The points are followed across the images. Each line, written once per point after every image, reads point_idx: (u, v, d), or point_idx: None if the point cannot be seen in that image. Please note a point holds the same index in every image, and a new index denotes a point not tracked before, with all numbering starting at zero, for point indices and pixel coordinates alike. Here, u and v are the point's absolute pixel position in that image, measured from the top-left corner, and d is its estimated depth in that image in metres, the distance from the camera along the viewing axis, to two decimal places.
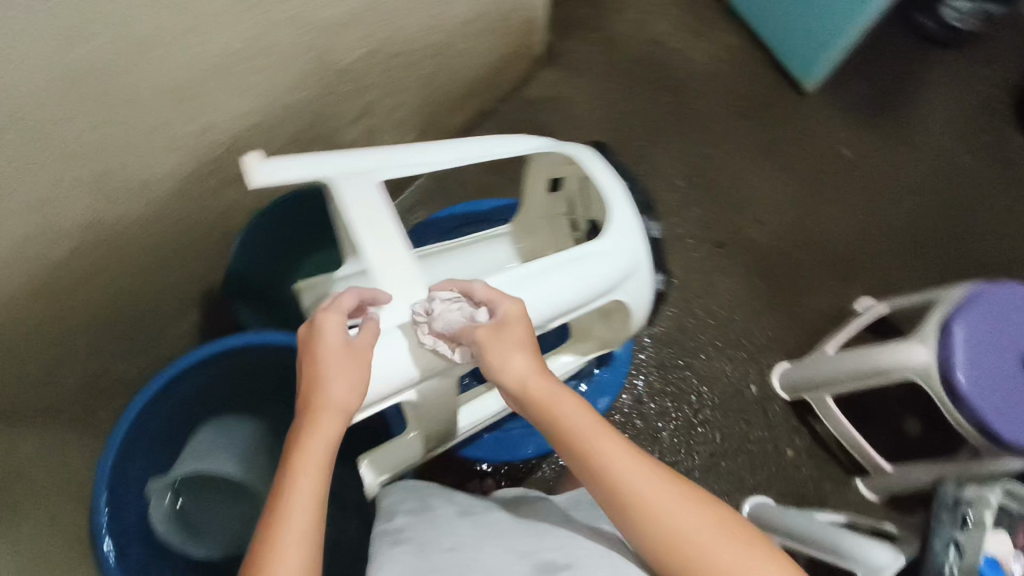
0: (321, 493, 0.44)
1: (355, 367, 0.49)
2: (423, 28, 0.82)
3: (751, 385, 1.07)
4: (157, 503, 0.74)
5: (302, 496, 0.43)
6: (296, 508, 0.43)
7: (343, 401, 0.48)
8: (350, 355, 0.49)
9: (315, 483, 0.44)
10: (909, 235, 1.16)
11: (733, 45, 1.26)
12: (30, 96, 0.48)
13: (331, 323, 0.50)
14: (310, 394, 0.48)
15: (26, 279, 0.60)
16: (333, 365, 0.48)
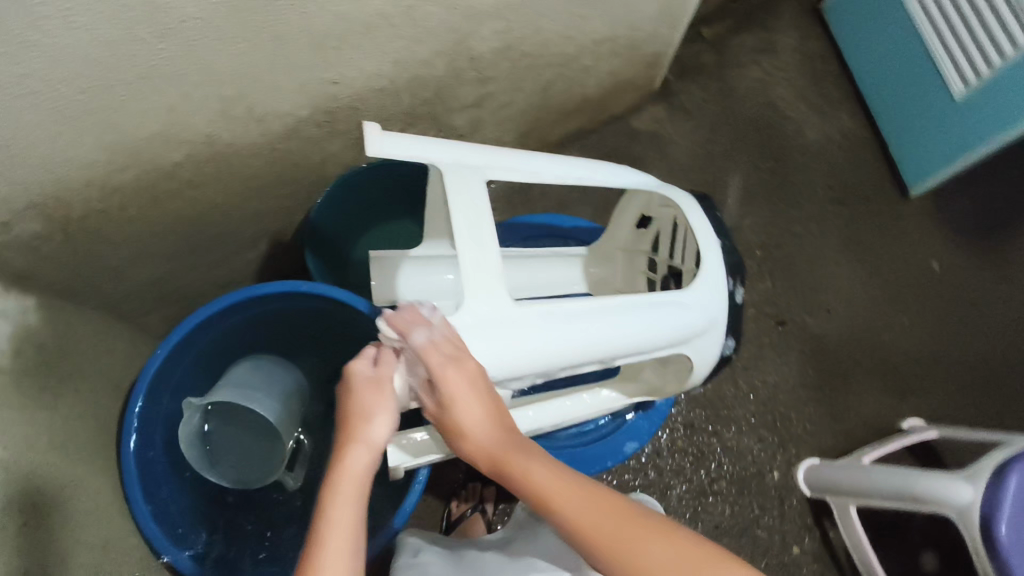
0: (355, 519, 0.47)
1: (388, 397, 0.51)
2: (557, 36, 0.83)
3: (774, 471, 1.04)
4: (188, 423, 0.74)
5: (339, 522, 0.46)
6: (333, 531, 0.45)
7: (378, 434, 0.50)
8: (380, 389, 0.51)
9: (351, 509, 0.47)
10: (978, 369, 1.11)
11: (848, 130, 1.23)
12: (192, 11, 0.50)
13: (355, 368, 0.52)
14: (347, 425, 0.51)
15: (133, 173, 0.63)
16: (366, 400, 0.51)
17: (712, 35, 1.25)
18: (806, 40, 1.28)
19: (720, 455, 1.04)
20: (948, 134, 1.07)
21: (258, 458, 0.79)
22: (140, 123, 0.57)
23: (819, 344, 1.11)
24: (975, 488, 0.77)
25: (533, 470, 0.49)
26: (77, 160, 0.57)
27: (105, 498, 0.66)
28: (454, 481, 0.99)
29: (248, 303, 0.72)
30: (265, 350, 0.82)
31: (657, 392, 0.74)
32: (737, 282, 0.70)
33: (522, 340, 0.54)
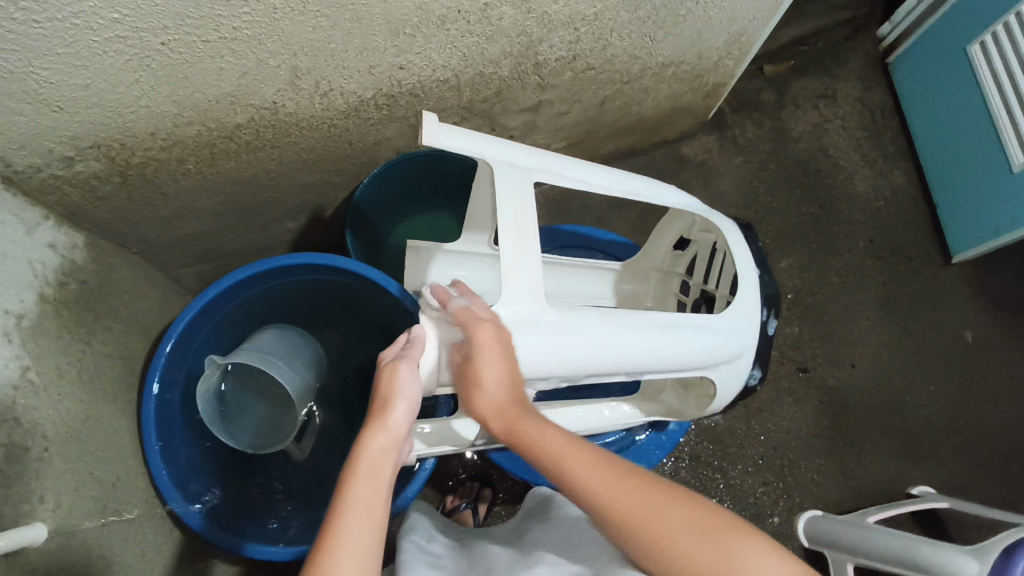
0: (375, 502, 0.45)
1: (405, 378, 0.51)
2: (624, 53, 0.83)
3: (774, 516, 1.03)
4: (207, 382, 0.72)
5: (355, 501, 0.44)
6: (350, 511, 0.43)
7: (398, 423, 0.49)
8: (395, 372, 0.51)
9: (370, 489, 0.45)
10: (998, 448, 1.09)
11: (898, 187, 1.22)
12: None
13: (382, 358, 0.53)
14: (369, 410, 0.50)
15: (197, 130, 0.64)
16: (384, 384, 0.51)
17: (774, 72, 1.24)
18: (868, 91, 1.27)
19: (722, 492, 1.03)
20: (999, 203, 1.05)
21: (270, 426, 0.78)
22: (213, 82, 0.59)
23: (838, 397, 1.10)
24: (982, 565, 0.75)
25: (548, 434, 0.50)
26: (147, 109, 0.59)
27: (122, 438, 0.68)
28: (454, 476, 0.99)
29: (280, 270, 0.73)
30: (289, 318, 0.83)
31: (673, 415, 0.74)
32: (771, 314, 0.69)
33: (551, 343, 0.55)
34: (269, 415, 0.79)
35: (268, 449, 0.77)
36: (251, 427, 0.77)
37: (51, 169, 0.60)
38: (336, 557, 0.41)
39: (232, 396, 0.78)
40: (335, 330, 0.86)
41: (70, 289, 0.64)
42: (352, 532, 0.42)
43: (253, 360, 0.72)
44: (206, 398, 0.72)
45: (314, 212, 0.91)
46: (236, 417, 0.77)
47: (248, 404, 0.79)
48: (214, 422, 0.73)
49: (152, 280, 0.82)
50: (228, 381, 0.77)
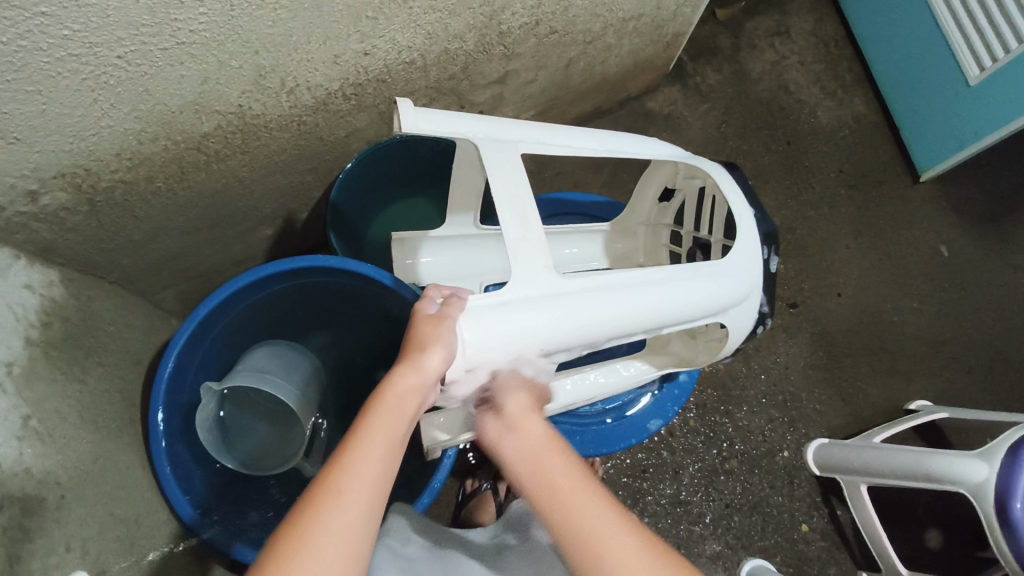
0: (394, 432, 0.45)
1: (446, 336, 0.49)
2: (585, 12, 0.82)
3: (784, 450, 1.06)
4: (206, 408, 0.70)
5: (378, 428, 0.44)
6: (371, 435, 0.44)
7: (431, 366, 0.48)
8: (437, 323, 0.49)
9: (392, 422, 0.45)
10: (984, 354, 1.14)
11: (861, 114, 1.24)
12: None
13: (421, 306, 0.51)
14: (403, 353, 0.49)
15: (162, 144, 0.61)
16: (422, 333, 0.49)
17: (727, 16, 1.24)
18: (820, 24, 1.27)
19: (732, 435, 1.05)
20: (960, 118, 1.07)
21: (275, 445, 0.76)
22: (176, 92, 0.56)
23: (829, 327, 1.12)
24: (992, 467, 0.78)
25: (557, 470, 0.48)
26: (110, 129, 0.56)
27: (135, 473, 0.66)
28: (470, 460, 0.99)
29: (269, 279, 0.71)
30: (284, 328, 0.81)
31: (684, 363, 0.75)
32: (773, 252, 0.70)
33: (571, 309, 0.54)
34: (273, 434, 0.77)
35: (273, 470, 0.74)
36: (255, 449, 0.75)
37: (14, 206, 0.57)
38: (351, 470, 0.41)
39: (231, 422, 0.75)
40: (331, 334, 0.84)
41: (55, 329, 0.62)
42: (367, 450, 0.42)
43: (250, 380, 0.70)
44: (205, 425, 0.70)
45: (290, 216, 0.88)
46: (239, 442, 0.75)
47: (252, 426, 0.77)
48: (217, 448, 0.71)
49: (133, 308, 0.79)
50: (227, 406, 0.75)
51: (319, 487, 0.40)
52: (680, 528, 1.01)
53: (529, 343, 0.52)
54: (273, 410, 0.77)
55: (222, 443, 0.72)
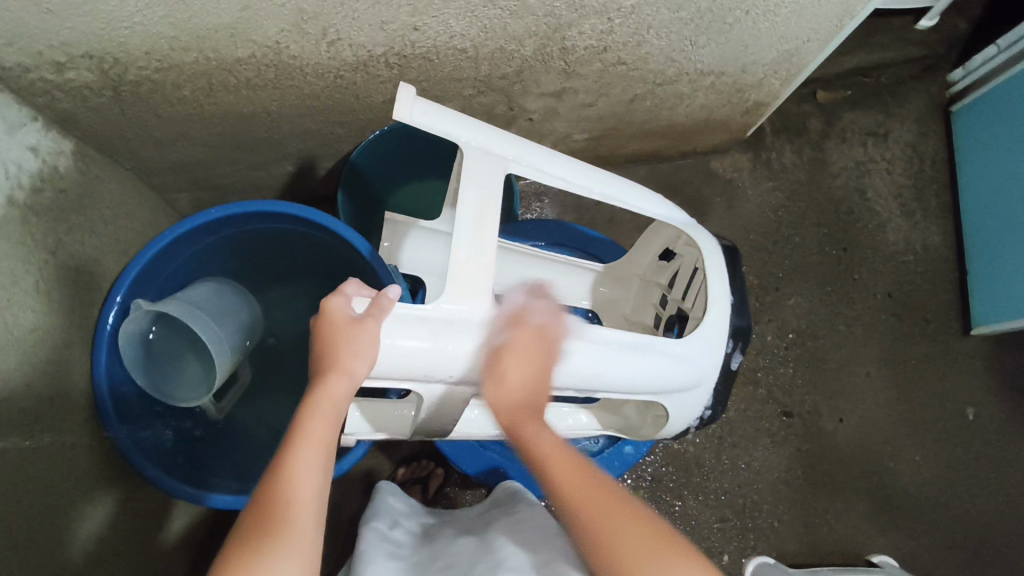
0: (325, 436, 0.49)
1: (369, 340, 0.50)
2: (660, 53, 0.78)
3: (725, 555, 1.00)
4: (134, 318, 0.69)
5: (310, 436, 0.48)
6: (303, 443, 0.47)
7: (352, 367, 0.49)
8: (359, 326, 0.50)
9: (322, 427, 0.49)
10: (975, 534, 1.05)
11: (932, 245, 1.15)
12: None
13: (337, 310, 0.52)
14: (326, 358, 0.51)
15: (194, 57, 0.62)
16: (344, 338, 0.50)
17: (827, 100, 1.17)
18: (923, 138, 1.19)
19: (677, 520, 1.00)
20: None
21: (200, 378, 0.74)
22: (212, 11, 0.56)
23: (818, 448, 1.06)
24: None
25: (542, 440, 0.53)
26: (141, 27, 0.57)
27: (72, 353, 0.68)
28: (409, 450, 0.98)
29: (254, 215, 0.72)
30: (254, 261, 0.82)
31: (629, 431, 0.72)
32: (737, 347, 0.66)
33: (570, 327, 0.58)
34: (199, 367, 0.75)
35: (181, 399, 0.72)
36: (176, 380, 0.74)
37: (40, 71, 0.59)
38: (294, 484, 0.45)
39: (162, 347, 0.74)
40: (309, 284, 0.85)
41: (46, 196, 0.64)
42: (302, 457, 0.46)
43: (185, 310, 0.71)
44: (128, 338, 0.69)
45: (313, 160, 0.88)
46: (164, 368, 0.73)
47: (179, 354, 0.75)
48: (133, 366, 0.69)
49: (140, 199, 0.81)
50: (157, 328, 0.73)
51: (265, 501, 0.44)
52: None
53: (433, 369, 0.52)
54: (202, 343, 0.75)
55: (143, 361, 0.71)
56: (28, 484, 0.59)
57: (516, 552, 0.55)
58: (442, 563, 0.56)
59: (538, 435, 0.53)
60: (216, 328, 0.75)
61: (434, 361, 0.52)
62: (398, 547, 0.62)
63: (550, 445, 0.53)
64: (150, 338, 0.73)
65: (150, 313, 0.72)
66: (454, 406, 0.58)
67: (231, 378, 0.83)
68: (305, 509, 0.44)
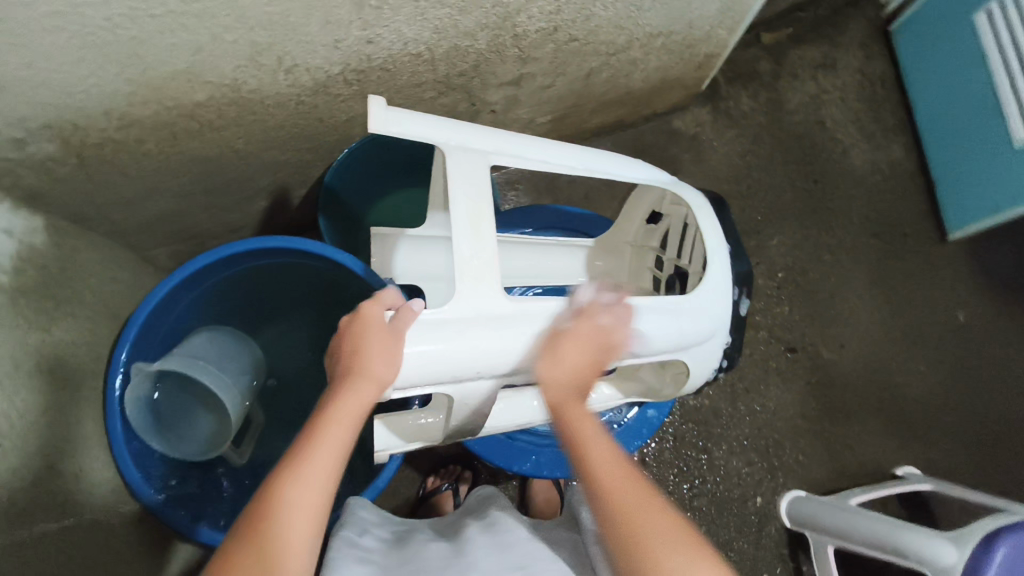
0: (343, 437, 0.48)
1: (392, 344, 0.50)
2: (609, 23, 0.79)
3: (757, 497, 1.02)
4: (137, 383, 0.69)
5: (325, 436, 0.47)
6: (319, 441, 0.47)
7: (375, 373, 0.49)
8: (383, 329, 0.51)
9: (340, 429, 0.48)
10: (987, 429, 1.09)
11: (896, 162, 1.18)
12: None
13: (366, 313, 0.52)
14: (351, 358, 0.51)
15: (154, 109, 0.61)
16: (371, 341, 0.50)
17: (771, 41, 1.19)
18: (869, 61, 1.22)
19: (706, 473, 1.02)
20: (996, 181, 1.02)
21: (210, 431, 0.74)
22: (166, 59, 0.56)
23: (826, 376, 1.08)
24: (960, 553, 0.74)
25: (592, 433, 0.52)
26: (97, 88, 0.56)
27: (85, 427, 0.67)
28: (436, 458, 0.99)
29: (244, 255, 0.71)
30: (250, 302, 0.82)
31: (652, 394, 0.73)
32: (743, 293, 0.68)
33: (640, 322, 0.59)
34: (209, 419, 0.74)
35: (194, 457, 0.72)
36: (188, 437, 0.73)
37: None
38: (299, 482, 0.45)
39: (170, 406, 0.74)
40: (307, 313, 0.84)
41: (29, 276, 0.63)
42: (314, 456, 0.46)
43: (184, 367, 0.71)
44: (133, 403, 0.69)
45: (287, 190, 0.88)
46: (175, 426, 0.73)
47: (187, 409, 0.74)
48: (142, 429, 0.69)
49: (121, 262, 0.80)
50: (161, 387, 0.73)
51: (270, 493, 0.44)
52: None
53: (458, 369, 0.53)
54: (209, 396, 0.75)
55: (153, 425, 0.71)
56: (69, 564, 0.58)
57: (492, 563, 0.55)
58: (417, 572, 0.55)
59: (582, 427, 0.52)
60: (220, 377, 0.75)
61: (461, 362, 0.52)
62: (368, 549, 0.59)
63: (600, 442, 0.52)
64: (155, 398, 0.72)
65: (150, 374, 0.71)
66: (484, 402, 0.58)
67: (244, 421, 0.83)
68: (303, 509, 0.44)
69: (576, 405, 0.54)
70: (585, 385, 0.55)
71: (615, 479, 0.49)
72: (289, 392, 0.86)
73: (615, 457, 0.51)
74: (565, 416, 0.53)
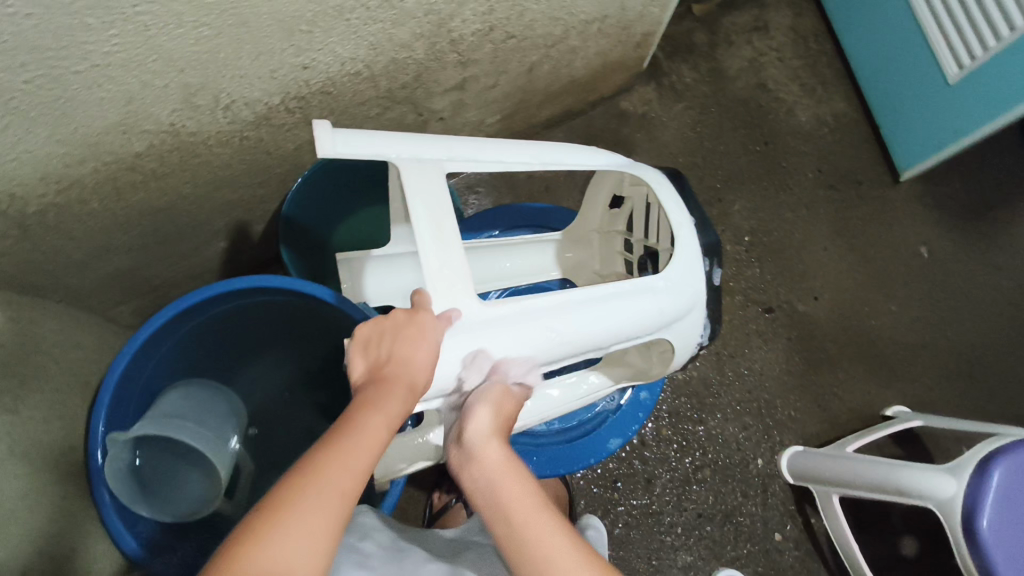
0: (385, 425, 0.45)
1: (434, 343, 0.50)
2: (543, 16, 0.79)
3: (758, 458, 1.04)
4: (116, 455, 0.66)
5: (369, 418, 0.45)
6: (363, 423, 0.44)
7: (417, 370, 0.49)
8: (422, 326, 0.50)
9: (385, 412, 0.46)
10: (965, 358, 1.12)
11: (840, 112, 1.21)
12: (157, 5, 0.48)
13: (398, 311, 0.51)
14: (395, 348, 0.49)
15: (93, 166, 0.59)
16: (415, 333, 0.50)
17: (704, 11, 1.21)
18: (799, 19, 1.25)
19: (705, 444, 1.03)
20: (938, 116, 1.05)
21: (202, 487, 0.72)
22: (97, 113, 0.54)
23: (806, 329, 1.10)
24: (959, 482, 0.76)
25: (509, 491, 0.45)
26: (30, 154, 0.53)
27: (71, 503, 0.65)
28: (437, 472, 0.98)
29: (208, 301, 0.69)
30: (219, 349, 0.79)
31: (641, 376, 0.74)
32: (715, 264, 0.68)
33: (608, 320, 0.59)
34: (197, 476, 0.72)
35: (193, 514, 0.70)
36: (179, 498, 0.71)
37: None
38: (342, 459, 0.42)
39: (153, 471, 0.70)
40: (283, 349, 0.83)
41: None
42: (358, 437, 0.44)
43: (162, 428, 0.68)
44: (117, 477, 0.65)
45: (244, 228, 0.86)
46: (163, 491, 0.70)
47: (173, 471, 0.72)
48: (133, 499, 0.65)
49: (84, 327, 0.77)
50: (142, 452, 0.70)
51: (311, 467, 0.41)
52: (651, 539, 0.99)
53: (446, 384, 0.52)
54: (192, 452, 0.73)
55: (142, 493, 0.68)
56: None
57: None
58: None
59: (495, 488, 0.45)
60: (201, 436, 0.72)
61: (447, 376, 0.52)
62: (368, 558, 0.57)
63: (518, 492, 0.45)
64: (137, 464, 0.69)
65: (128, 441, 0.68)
66: None
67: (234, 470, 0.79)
68: (343, 486, 0.41)
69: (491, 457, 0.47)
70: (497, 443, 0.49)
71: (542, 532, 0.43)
72: (277, 433, 0.84)
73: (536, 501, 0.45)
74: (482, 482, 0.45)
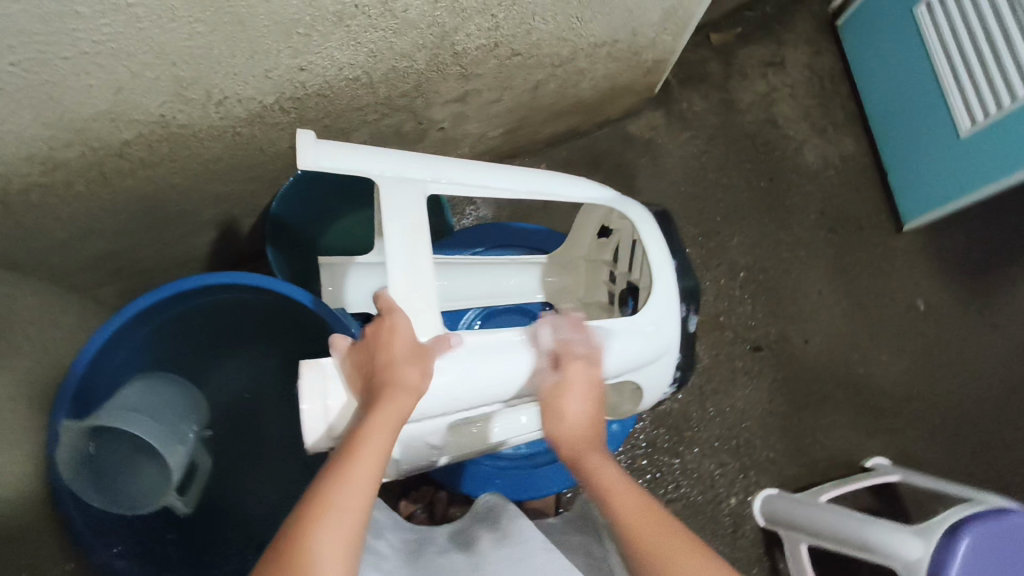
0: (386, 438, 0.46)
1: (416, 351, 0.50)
2: (550, 36, 0.78)
3: (732, 498, 1.02)
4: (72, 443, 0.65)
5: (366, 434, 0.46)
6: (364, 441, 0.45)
7: (412, 380, 0.49)
8: (393, 327, 0.51)
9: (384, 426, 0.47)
10: (952, 416, 1.10)
11: (848, 155, 1.20)
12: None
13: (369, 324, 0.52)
14: (378, 357, 0.50)
15: (79, 150, 0.59)
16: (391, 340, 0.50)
17: (720, 42, 1.20)
18: (817, 57, 1.23)
19: (679, 478, 1.02)
20: (945, 170, 1.04)
21: None
22: (86, 100, 0.54)
23: (793, 371, 1.09)
24: (926, 546, 0.75)
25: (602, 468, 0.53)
26: (15, 134, 0.53)
27: None
28: (406, 482, 0.97)
29: (179, 296, 0.69)
30: (190, 343, 0.79)
31: (612, 411, 0.73)
32: (692, 309, 0.67)
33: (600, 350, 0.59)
34: None
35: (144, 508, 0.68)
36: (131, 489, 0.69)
37: None
38: (349, 481, 0.43)
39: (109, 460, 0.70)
40: (259, 347, 0.82)
41: None
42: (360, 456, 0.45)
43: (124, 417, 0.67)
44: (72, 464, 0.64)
45: (234, 220, 0.86)
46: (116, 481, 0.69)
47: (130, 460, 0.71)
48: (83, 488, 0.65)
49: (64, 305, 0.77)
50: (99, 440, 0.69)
51: (319, 497, 0.43)
52: None
53: None
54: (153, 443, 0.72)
55: (95, 482, 0.67)
56: None
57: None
58: None
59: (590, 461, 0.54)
60: None
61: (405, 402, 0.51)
62: (383, 559, 0.59)
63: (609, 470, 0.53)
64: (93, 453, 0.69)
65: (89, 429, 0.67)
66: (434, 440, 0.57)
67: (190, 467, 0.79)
68: (352, 505, 0.43)
69: (581, 434, 0.56)
70: (593, 425, 0.57)
71: (624, 504, 0.50)
72: (247, 429, 0.84)
73: (626, 484, 0.52)
74: (576, 456, 0.55)
